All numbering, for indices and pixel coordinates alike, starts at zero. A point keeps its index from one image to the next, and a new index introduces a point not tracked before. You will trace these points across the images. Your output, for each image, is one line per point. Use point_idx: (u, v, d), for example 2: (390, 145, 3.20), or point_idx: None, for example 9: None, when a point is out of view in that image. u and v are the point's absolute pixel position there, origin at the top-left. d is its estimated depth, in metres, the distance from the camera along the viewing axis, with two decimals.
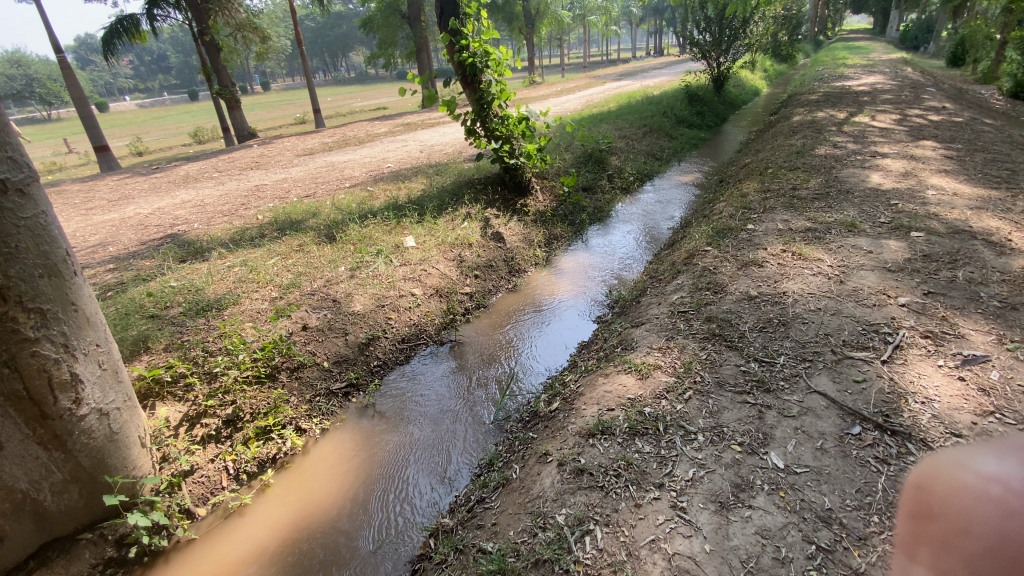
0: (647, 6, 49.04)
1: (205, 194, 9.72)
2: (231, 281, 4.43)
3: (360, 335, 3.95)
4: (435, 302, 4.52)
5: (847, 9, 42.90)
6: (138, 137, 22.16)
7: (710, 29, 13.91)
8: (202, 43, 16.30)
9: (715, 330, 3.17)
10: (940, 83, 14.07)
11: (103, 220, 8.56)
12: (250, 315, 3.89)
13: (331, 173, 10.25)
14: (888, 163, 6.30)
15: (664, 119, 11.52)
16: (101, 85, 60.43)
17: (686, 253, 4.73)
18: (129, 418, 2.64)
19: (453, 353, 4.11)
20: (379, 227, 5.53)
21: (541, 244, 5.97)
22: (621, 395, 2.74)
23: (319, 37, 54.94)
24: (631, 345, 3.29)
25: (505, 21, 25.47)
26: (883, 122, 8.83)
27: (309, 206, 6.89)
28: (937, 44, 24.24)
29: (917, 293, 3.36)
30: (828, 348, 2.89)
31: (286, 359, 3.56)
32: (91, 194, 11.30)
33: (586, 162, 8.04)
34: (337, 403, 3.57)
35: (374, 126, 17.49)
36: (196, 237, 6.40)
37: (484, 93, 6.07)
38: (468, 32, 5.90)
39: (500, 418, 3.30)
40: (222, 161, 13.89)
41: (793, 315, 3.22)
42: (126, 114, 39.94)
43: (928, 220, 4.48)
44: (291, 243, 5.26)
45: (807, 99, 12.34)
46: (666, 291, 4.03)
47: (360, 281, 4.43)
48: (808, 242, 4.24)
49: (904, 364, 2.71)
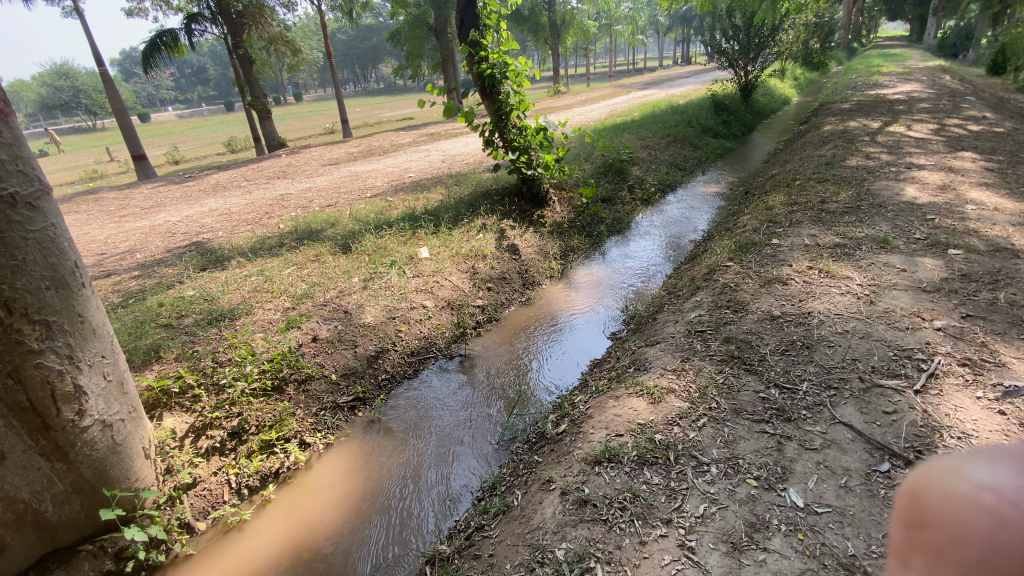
0: (675, 15, 48.83)
1: (232, 203, 9.96)
2: (246, 291, 4.46)
3: (370, 347, 3.91)
4: (446, 315, 4.46)
5: (881, 15, 41.79)
6: (174, 146, 22.98)
7: (737, 37, 13.67)
8: (236, 56, 16.87)
9: (733, 351, 3.02)
10: (980, 92, 13.51)
11: (135, 227, 8.84)
12: (262, 325, 3.89)
13: (354, 182, 10.39)
14: (924, 175, 6.01)
15: (689, 129, 11.34)
16: (143, 95, 63.18)
17: (706, 268, 4.56)
18: (133, 429, 2.65)
19: (463, 367, 4.04)
20: (395, 238, 5.53)
21: (557, 256, 5.87)
22: (631, 420, 2.62)
23: (350, 49, 56.39)
24: (644, 366, 3.16)
25: (531, 32, 25.63)
26: (919, 131, 8.48)
27: (329, 216, 6.96)
28: (977, 51, 23.35)
29: (954, 316, 3.14)
30: (855, 374, 2.71)
31: (294, 371, 3.54)
32: (126, 201, 11.73)
33: (606, 173, 7.92)
34: (343, 416, 3.54)
35: (400, 136, 17.76)
36: (219, 245, 6.54)
37: (502, 104, 6.05)
38: (488, 43, 5.90)
39: (506, 437, 3.21)
40: (251, 170, 14.27)
41: (818, 337, 3.04)
42: (166, 124, 41.71)
43: (967, 236, 4.23)
44: (308, 253, 5.30)
45: (839, 108, 11.97)
46: (684, 308, 3.88)
47: (373, 292, 4.42)
48: (836, 258, 4.03)
49: (939, 395, 2.51)
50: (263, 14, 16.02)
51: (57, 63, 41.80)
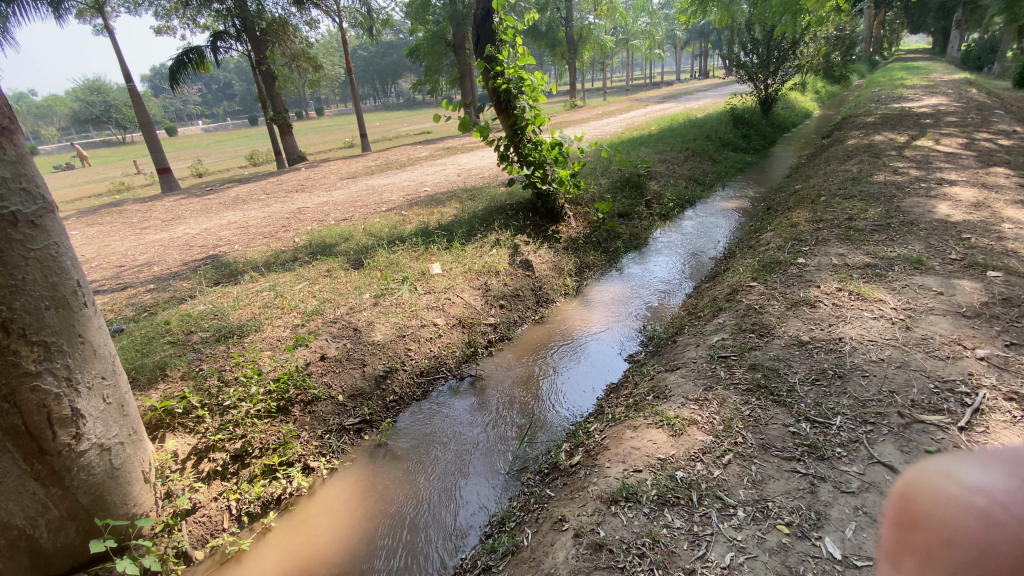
0: (692, 30, 48.87)
1: (250, 216, 10.06)
2: (257, 307, 4.41)
3: (378, 366, 3.80)
4: (457, 333, 4.35)
5: (904, 28, 41.20)
6: (198, 161, 23.49)
7: (757, 50, 13.49)
8: (259, 73, 17.23)
9: (759, 381, 2.84)
10: (1010, 106, 13.10)
11: (155, 239, 8.97)
12: (270, 342, 3.81)
13: (370, 196, 10.43)
14: (957, 192, 5.75)
15: (708, 143, 11.16)
16: (171, 109, 65.16)
17: (728, 288, 4.38)
18: (133, 453, 2.58)
19: (474, 388, 3.91)
20: (408, 253, 5.45)
21: (572, 273, 5.74)
22: (650, 455, 2.46)
23: (370, 65, 57.59)
24: (664, 394, 2.99)
25: (548, 47, 25.80)
26: (948, 146, 8.19)
27: (343, 230, 6.94)
28: (1004, 64, 22.80)
29: (997, 345, 2.92)
30: (893, 409, 2.51)
31: (300, 391, 3.45)
32: (149, 214, 11.94)
33: (623, 187, 7.79)
34: (349, 440, 3.42)
35: (417, 150, 17.89)
36: (234, 259, 6.54)
37: (517, 119, 5.99)
38: (503, 59, 5.82)
39: (517, 466, 3.06)
40: (271, 183, 14.47)
41: (851, 366, 2.85)
42: (192, 138, 42.82)
43: (1007, 258, 3.98)
44: (320, 268, 5.25)
45: (864, 121, 11.68)
46: (705, 330, 3.70)
47: (383, 309, 4.33)
48: (867, 280, 3.82)
49: (988, 434, 2.30)
50: (286, 31, 16.36)
51: (90, 79, 43.35)
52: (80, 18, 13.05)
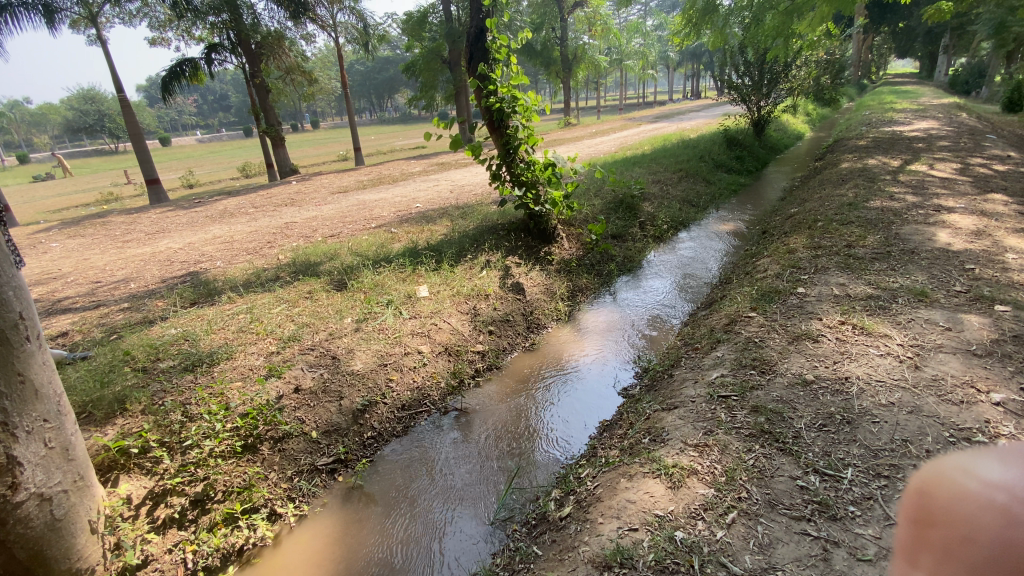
0: (685, 52, 49.70)
1: (236, 230, 9.82)
2: (231, 331, 4.17)
3: (356, 400, 3.57)
4: (442, 361, 4.13)
5: (892, 52, 42.11)
6: (188, 172, 23.21)
7: (750, 73, 13.54)
8: (253, 85, 17.14)
9: (763, 425, 2.65)
10: (999, 130, 13.21)
11: (136, 254, 8.70)
12: (241, 372, 3.57)
13: (360, 212, 10.25)
14: (955, 219, 5.66)
15: (701, 163, 11.12)
16: (166, 119, 65.03)
17: (726, 317, 4.21)
18: (78, 501, 2.33)
19: (458, 423, 3.69)
20: (394, 274, 5.24)
21: (565, 297, 5.55)
22: (646, 510, 2.26)
23: (367, 80, 58.03)
24: (661, 437, 2.79)
25: (543, 65, 26.02)
26: (942, 171, 8.17)
27: (329, 248, 6.73)
28: (991, 89, 23.19)
29: (1012, 388, 2.76)
30: (909, 461, 2.32)
31: (270, 428, 3.21)
32: (133, 226, 11.68)
33: (616, 208, 7.67)
34: (321, 482, 3.18)
35: (410, 165, 17.78)
36: (214, 277, 6.31)
37: (510, 138, 5.86)
38: (496, 77, 5.72)
39: (502, 515, 2.82)
40: (260, 197, 14.25)
41: (859, 411, 2.67)
42: (185, 148, 42.63)
43: (1014, 291, 3.85)
44: (301, 289, 5.03)
45: (856, 144, 11.72)
46: (703, 365, 3.52)
47: (365, 335, 4.11)
48: (870, 313, 3.67)
49: None
50: (281, 44, 16.32)
51: (85, 88, 43.22)
52: (73, 28, 12.93)
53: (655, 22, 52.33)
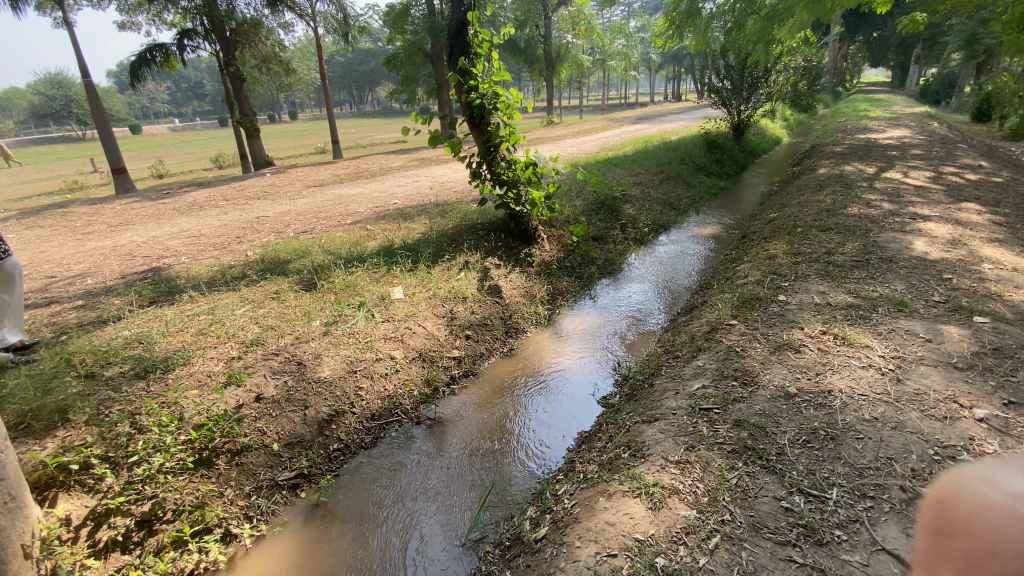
0: (667, 54, 50.10)
1: (204, 224, 9.43)
2: (190, 334, 3.92)
3: (323, 410, 3.39)
4: (416, 368, 3.96)
5: (865, 61, 43.21)
6: (158, 162, 22.40)
7: (730, 76, 13.60)
8: (227, 74, 16.58)
9: (746, 441, 2.56)
10: (970, 140, 13.56)
11: (96, 246, 8.27)
12: (198, 379, 3.36)
13: (336, 207, 9.96)
14: (931, 228, 5.72)
15: (682, 166, 11.13)
16: (138, 106, 62.84)
17: (707, 324, 4.14)
18: (7, 526, 2.10)
19: (432, 433, 3.52)
20: (367, 274, 5.03)
21: (544, 300, 5.41)
22: (626, 533, 2.14)
23: (348, 72, 57.08)
24: (642, 452, 2.68)
25: (526, 63, 25.83)
26: (916, 179, 8.30)
27: (301, 245, 6.47)
28: (960, 99, 23.92)
29: (994, 403, 2.73)
30: (894, 480, 2.25)
31: (228, 440, 3.02)
32: (96, 217, 11.15)
33: (598, 210, 7.58)
34: (282, 499, 2.99)
35: (389, 160, 17.43)
36: (176, 274, 6.00)
37: (491, 136, 5.70)
38: (478, 72, 5.56)
39: (474, 535, 2.67)
40: (232, 189, 13.77)
41: (843, 427, 2.60)
42: (156, 136, 41.24)
43: (991, 302, 3.87)
44: (267, 289, 4.78)
45: (833, 150, 11.89)
46: (684, 374, 3.42)
47: (335, 339, 3.92)
48: (852, 323, 3.62)
49: None
50: (258, 33, 15.78)
51: (50, 72, 41.40)
52: (36, 9, 12.29)
53: (638, 24, 52.68)
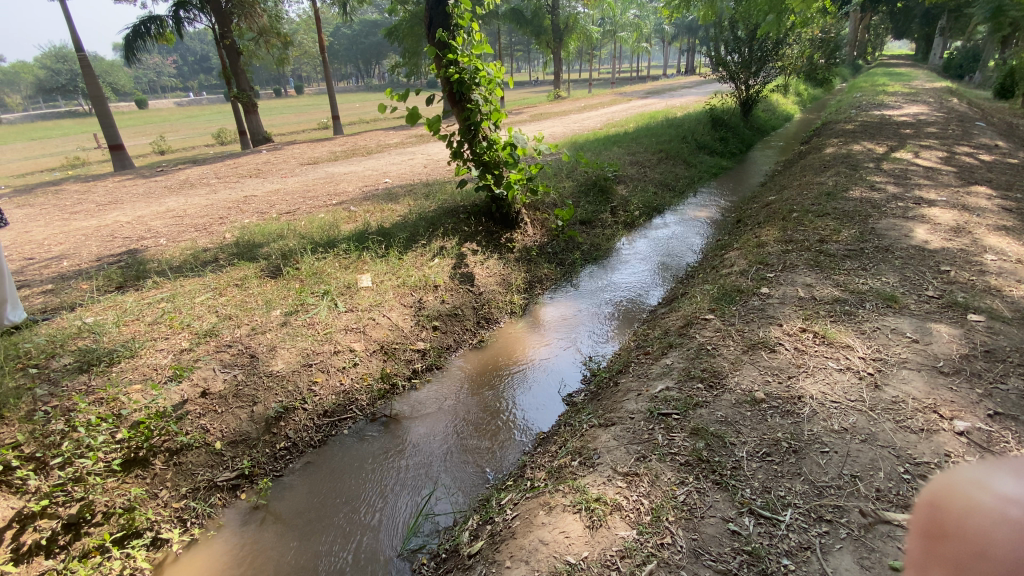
0: (681, 24, 48.49)
1: (192, 203, 9.27)
2: (144, 324, 3.80)
3: (271, 406, 3.27)
4: (376, 361, 3.81)
5: (888, 32, 41.49)
6: (158, 138, 22.15)
7: (739, 50, 13.10)
8: (223, 48, 16.02)
9: (701, 453, 2.38)
10: (989, 117, 12.93)
11: (80, 227, 8.15)
12: (143, 372, 3.25)
13: (325, 186, 9.74)
14: (936, 213, 5.39)
15: (683, 144, 10.72)
16: (145, 81, 62.26)
17: (683, 318, 3.93)
18: None
19: (386, 431, 3.39)
20: (336, 261, 4.85)
21: (521, 288, 5.20)
22: (558, 555, 1.99)
23: (353, 45, 56.16)
24: (591, 460, 2.52)
25: (532, 34, 24.99)
26: (926, 159, 7.89)
27: (278, 227, 6.28)
28: (984, 74, 22.95)
29: (978, 415, 2.52)
30: (854, 502, 2.07)
31: (166, 439, 2.93)
32: (87, 195, 11.05)
33: (588, 192, 7.31)
34: (220, 501, 2.88)
35: (388, 136, 17.07)
36: (150, 257, 5.86)
37: (471, 114, 5.41)
38: (457, 45, 5.24)
39: (413, 545, 2.55)
40: (226, 167, 13.55)
41: (809, 438, 2.40)
42: (161, 111, 40.83)
43: (989, 297, 3.61)
44: (231, 275, 4.64)
45: (843, 128, 11.38)
46: (650, 374, 3.23)
47: (292, 330, 3.78)
48: (835, 320, 3.40)
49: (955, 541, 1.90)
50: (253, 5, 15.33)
51: (56, 46, 40.98)
52: None
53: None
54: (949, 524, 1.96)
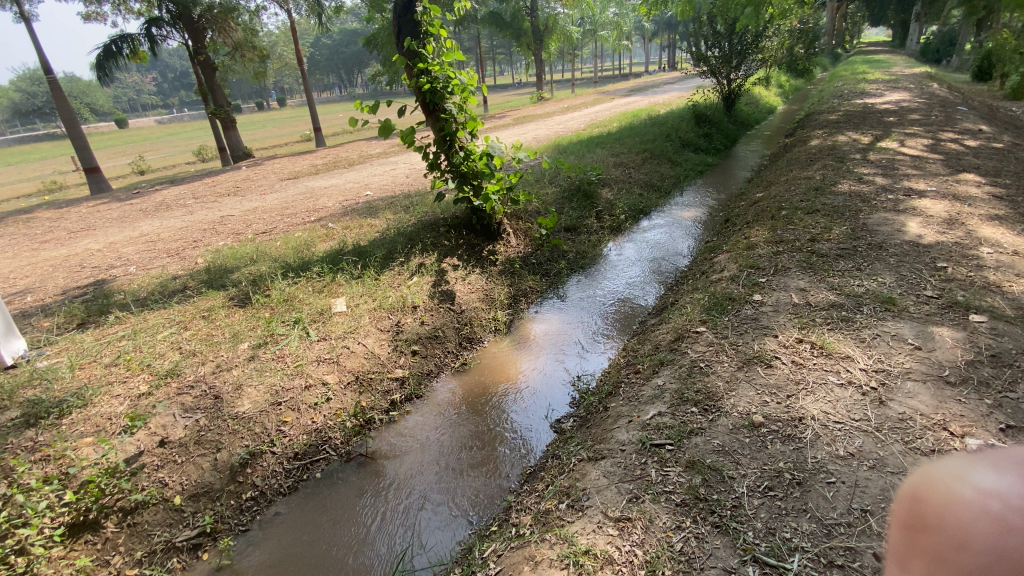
0: (660, 20, 48.70)
1: (167, 226, 9.00)
2: (101, 367, 3.55)
3: (236, 453, 3.04)
4: (351, 394, 3.58)
5: (865, 20, 41.86)
6: (137, 159, 21.76)
7: (719, 44, 12.96)
8: (197, 63, 15.75)
9: (698, 491, 2.18)
10: (970, 101, 12.92)
11: (49, 257, 7.84)
12: (97, 423, 3.01)
13: (304, 202, 9.49)
14: (927, 205, 5.25)
15: (667, 142, 10.60)
16: (125, 99, 61.60)
17: (674, 331, 3.73)
18: None
19: (362, 474, 3.15)
20: (309, 285, 4.63)
21: (505, 303, 4.99)
22: None
23: (334, 55, 55.88)
24: (580, 502, 2.32)
25: (513, 37, 24.82)
26: (912, 147, 7.79)
27: (252, 249, 6.04)
28: (961, 56, 23.13)
29: (991, 429, 2.33)
30: (867, 543, 1.87)
31: (120, 497, 2.70)
32: (59, 222, 10.72)
33: (572, 197, 7.13)
34: (180, 563, 2.64)
35: (370, 146, 16.83)
36: (117, 288, 5.59)
37: (446, 123, 5.18)
38: (427, 53, 5.01)
39: None
40: (204, 185, 13.24)
41: (813, 469, 2.21)
42: (142, 130, 40.31)
43: (991, 295, 3.44)
44: (198, 306, 4.40)
45: (827, 118, 11.30)
46: (641, 397, 3.03)
47: (261, 365, 3.55)
48: (832, 328, 3.22)
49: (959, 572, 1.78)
50: (227, 19, 15.05)
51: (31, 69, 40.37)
52: None
53: None
54: (932, 516, 1.98)
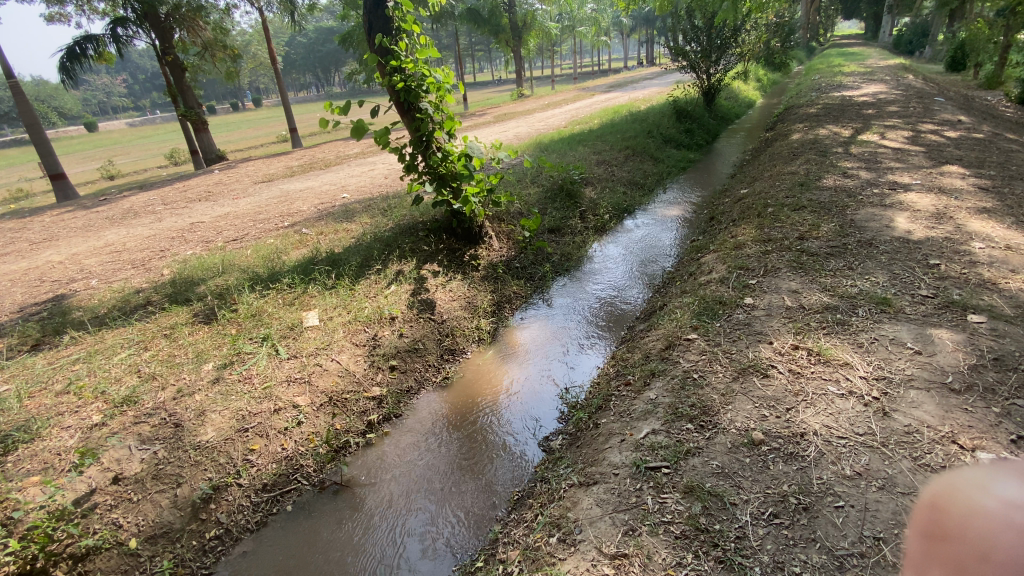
0: (637, 15, 48.78)
1: (133, 235, 8.61)
2: (51, 395, 3.26)
3: (199, 487, 2.81)
4: (324, 417, 3.36)
5: (838, 13, 42.39)
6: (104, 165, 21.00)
7: (698, 38, 12.85)
8: (165, 64, 15.18)
9: (698, 522, 2.02)
10: (945, 92, 13.05)
11: (6, 271, 7.42)
12: (42, 460, 2.74)
13: (279, 206, 9.16)
14: (914, 199, 5.18)
15: (648, 138, 10.49)
16: (94, 102, 59.78)
17: (663, 339, 3.58)
18: None
19: (337, 505, 2.93)
20: (279, 297, 4.37)
21: (488, 311, 4.79)
22: None
23: (310, 53, 54.88)
24: (572, 536, 2.14)
25: (491, 33, 24.52)
26: (894, 140, 7.77)
27: (221, 258, 5.74)
28: (934, 47, 23.45)
29: (1002, 441, 2.21)
30: None
31: (69, 543, 2.45)
32: (20, 233, 10.22)
33: (554, 198, 6.95)
34: None
35: (348, 146, 16.46)
36: (76, 304, 5.25)
37: (422, 124, 4.95)
38: (400, 50, 4.76)
39: None
40: (175, 190, 12.77)
41: (819, 491, 2.07)
42: (112, 133, 39.16)
43: (987, 293, 3.35)
44: (160, 323, 4.12)
45: (807, 111, 11.29)
46: (632, 413, 2.86)
47: (226, 388, 3.31)
48: (829, 333, 3.08)
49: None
50: (195, 17, 14.52)
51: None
52: None
53: None
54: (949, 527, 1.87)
